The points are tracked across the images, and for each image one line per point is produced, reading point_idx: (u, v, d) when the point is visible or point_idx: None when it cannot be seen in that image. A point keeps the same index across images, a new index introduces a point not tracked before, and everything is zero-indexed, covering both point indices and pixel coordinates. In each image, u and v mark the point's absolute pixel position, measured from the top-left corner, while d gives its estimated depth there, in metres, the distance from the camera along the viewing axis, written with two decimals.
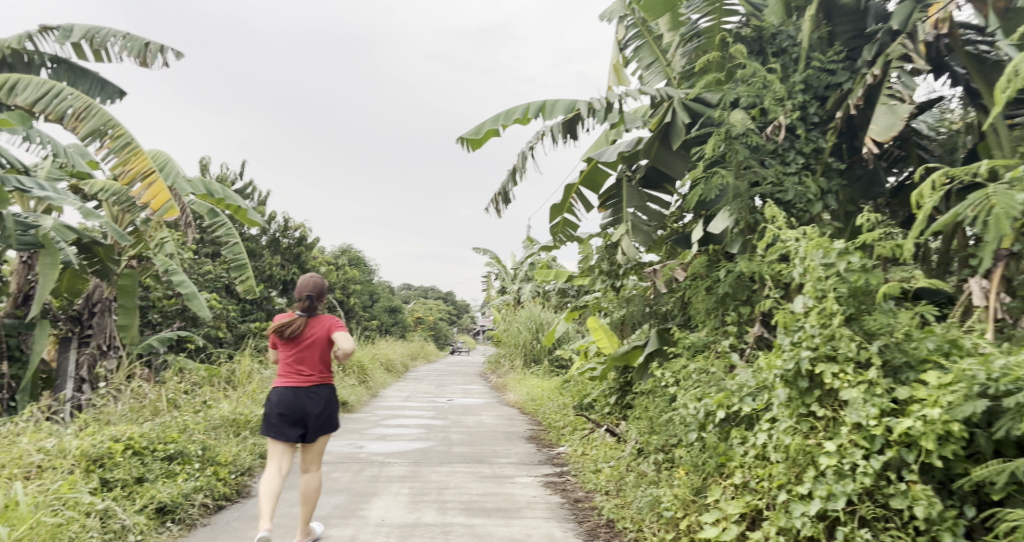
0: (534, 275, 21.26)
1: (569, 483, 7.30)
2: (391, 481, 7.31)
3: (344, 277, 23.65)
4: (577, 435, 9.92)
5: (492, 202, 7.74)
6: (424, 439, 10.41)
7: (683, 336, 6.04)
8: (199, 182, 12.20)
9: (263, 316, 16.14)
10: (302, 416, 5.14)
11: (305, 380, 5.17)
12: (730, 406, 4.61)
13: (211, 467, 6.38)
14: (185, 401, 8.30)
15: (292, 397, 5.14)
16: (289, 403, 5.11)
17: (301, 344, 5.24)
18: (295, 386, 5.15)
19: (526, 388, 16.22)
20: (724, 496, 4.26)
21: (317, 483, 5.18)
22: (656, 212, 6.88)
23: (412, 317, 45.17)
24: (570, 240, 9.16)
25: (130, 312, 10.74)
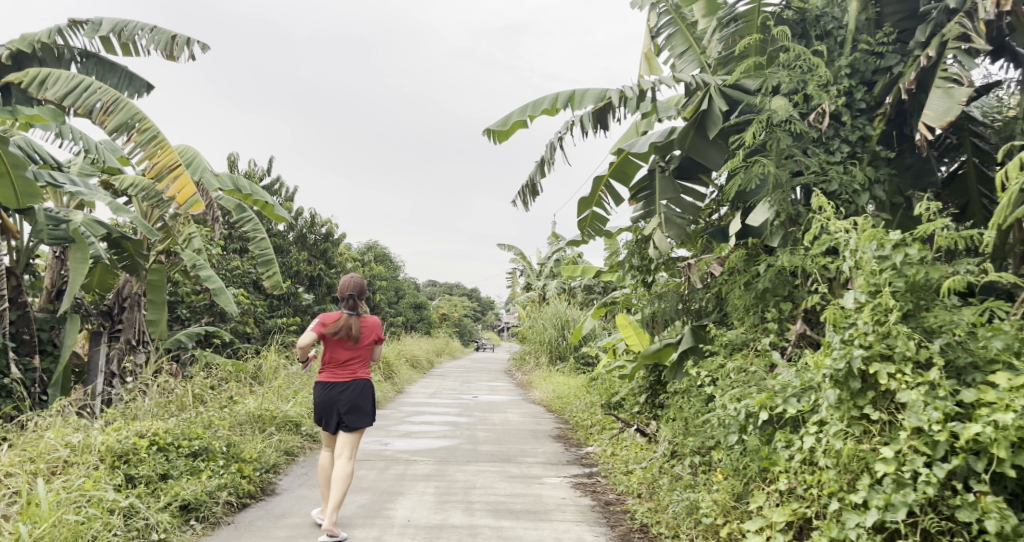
0: (560, 271, 21.05)
1: (599, 485, 7.09)
2: (418, 480, 7.16)
3: (370, 273, 23.61)
4: (606, 434, 9.72)
5: (520, 194, 7.53)
6: (450, 437, 10.26)
7: (720, 333, 5.82)
8: (226, 177, 12.14)
9: (289, 312, 16.12)
10: (337, 408, 5.53)
11: (342, 375, 5.58)
12: (774, 408, 4.38)
13: (235, 464, 6.24)
14: (211, 397, 8.20)
15: (329, 390, 5.56)
16: (326, 395, 5.55)
17: (342, 342, 5.63)
18: (332, 380, 5.58)
19: (553, 386, 16.03)
20: (769, 503, 4.04)
21: (346, 470, 5.34)
22: (691, 204, 6.63)
23: (437, 314, 45.19)
24: (598, 234, 8.94)
25: (159, 308, 10.48)
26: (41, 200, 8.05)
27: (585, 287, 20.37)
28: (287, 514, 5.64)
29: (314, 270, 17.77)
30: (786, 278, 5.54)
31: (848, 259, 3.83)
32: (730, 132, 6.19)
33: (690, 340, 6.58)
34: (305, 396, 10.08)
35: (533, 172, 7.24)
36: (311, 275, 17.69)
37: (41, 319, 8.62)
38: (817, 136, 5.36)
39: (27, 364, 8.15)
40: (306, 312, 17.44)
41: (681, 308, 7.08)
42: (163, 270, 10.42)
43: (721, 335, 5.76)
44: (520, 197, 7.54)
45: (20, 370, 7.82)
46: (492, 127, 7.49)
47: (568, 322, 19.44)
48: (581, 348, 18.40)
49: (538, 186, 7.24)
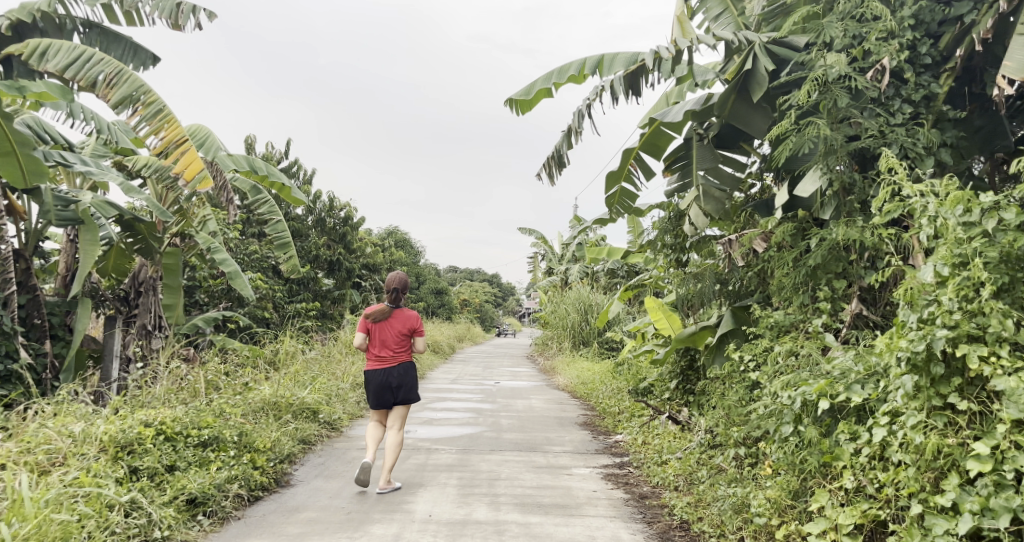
0: (582, 255, 20.57)
1: (632, 476, 6.68)
2: (439, 470, 6.80)
3: (390, 258, 23.29)
4: (636, 422, 9.29)
5: (545, 166, 7.10)
6: (473, 424, 9.90)
7: (766, 314, 5.38)
8: (242, 158, 11.83)
9: (308, 297, 15.82)
10: (389, 388, 6.32)
11: (392, 358, 6.36)
12: (836, 396, 3.95)
13: (247, 455, 5.89)
14: (225, 384, 7.89)
15: (380, 373, 6.33)
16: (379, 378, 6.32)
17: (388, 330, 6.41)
18: (383, 365, 6.35)
19: (576, 371, 15.62)
20: (834, 503, 3.63)
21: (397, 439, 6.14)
22: (731, 175, 6.19)
23: (459, 300, 45.04)
24: (626, 211, 8.49)
25: (175, 292, 10.30)
26: (47, 179, 7.70)
27: (608, 271, 19.91)
28: (302, 508, 5.30)
29: (333, 255, 17.47)
30: (841, 253, 5.09)
31: (927, 226, 3.42)
32: (775, 94, 5.76)
33: (731, 323, 6.16)
34: (323, 382, 9.75)
35: (559, 142, 6.81)
36: (330, 260, 17.39)
37: (51, 302, 8.29)
38: (877, 96, 4.92)
39: (38, 349, 7.84)
40: (325, 297, 17.15)
41: (719, 290, 6.69)
42: (179, 253, 10.24)
43: (767, 316, 5.33)
44: (545, 170, 7.11)
45: (29, 356, 7.55)
46: (515, 96, 7.06)
47: (592, 306, 19.01)
48: (605, 333, 17.97)
49: (564, 157, 6.81)
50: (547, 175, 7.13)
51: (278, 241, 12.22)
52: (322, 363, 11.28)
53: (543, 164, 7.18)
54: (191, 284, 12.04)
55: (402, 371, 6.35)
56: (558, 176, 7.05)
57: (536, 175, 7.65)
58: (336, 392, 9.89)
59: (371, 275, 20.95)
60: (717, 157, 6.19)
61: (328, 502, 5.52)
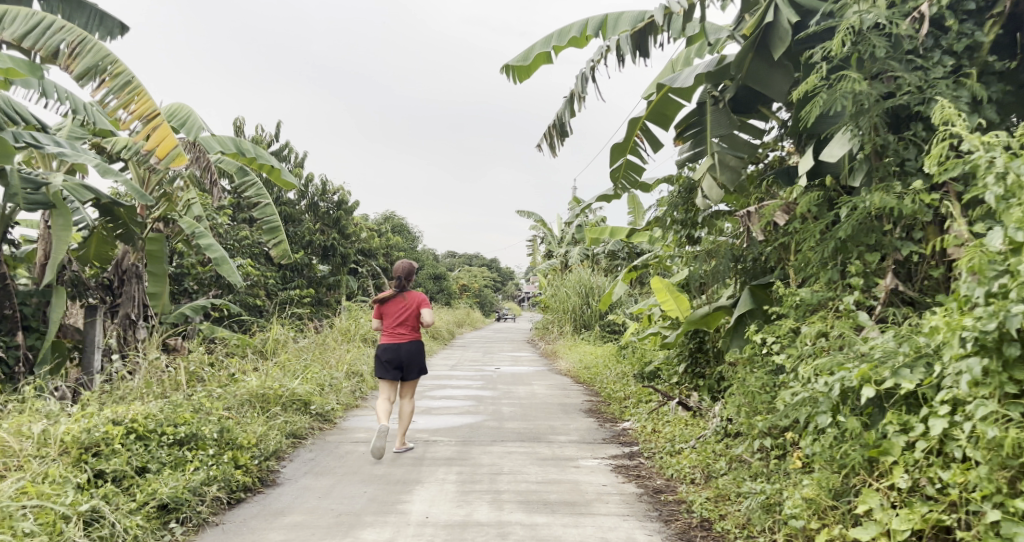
0: (582, 237, 20.09)
1: (643, 468, 6.23)
2: (438, 464, 6.36)
3: (387, 244, 22.77)
4: (643, 408, 8.85)
5: (546, 136, 6.69)
6: (473, 413, 9.45)
7: (790, 292, 4.92)
8: (228, 139, 11.30)
9: (302, 284, 15.35)
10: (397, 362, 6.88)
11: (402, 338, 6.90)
12: (882, 382, 3.50)
13: (229, 453, 5.43)
14: (209, 377, 7.42)
15: (390, 347, 6.90)
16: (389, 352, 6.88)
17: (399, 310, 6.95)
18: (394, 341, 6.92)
19: (579, 356, 15.16)
20: (885, 506, 3.20)
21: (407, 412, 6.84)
22: (748, 142, 5.76)
23: (458, 285, 44.68)
24: (633, 187, 8.02)
25: (161, 279, 9.77)
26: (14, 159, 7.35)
27: (609, 253, 19.41)
28: (288, 511, 4.84)
29: (327, 240, 16.96)
30: (875, 224, 4.64)
31: (995, 185, 2.97)
32: (798, 51, 5.31)
33: (749, 303, 5.72)
34: (316, 372, 9.29)
35: (562, 111, 6.42)
36: (324, 245, 16.91)
37: (22, 292, 7.74)
38: (915, 47, 4.50)
39: (8, 342, 7.38)
40: (319, 284, 16.67)
41: (734, 267, 6.23)
42: (163, 239, 9.62)
43: (792, 295, 4.88)
44: (546, 140, 6.70)
45: None
46: (512, 63, 6.58)
47: (593, 289, 18.55)
48: (607, 316, 17.52)
49: (566, 126, 6.40)
50: (548, 144, 6.72)
51: (266, 225, 11.74)
52: (315, 352, 10.81)
53: (544, 133, 6.77)
54: (177, 271, 11.54)
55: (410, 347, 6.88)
56: (559, 146, 6.66)
57: (536, 146, 7.23)
58: (329, 382, 9.43)
59: (367, 261, 20.46)
60: (733, 123, 5.75)
61: (317, 503, 5.06)
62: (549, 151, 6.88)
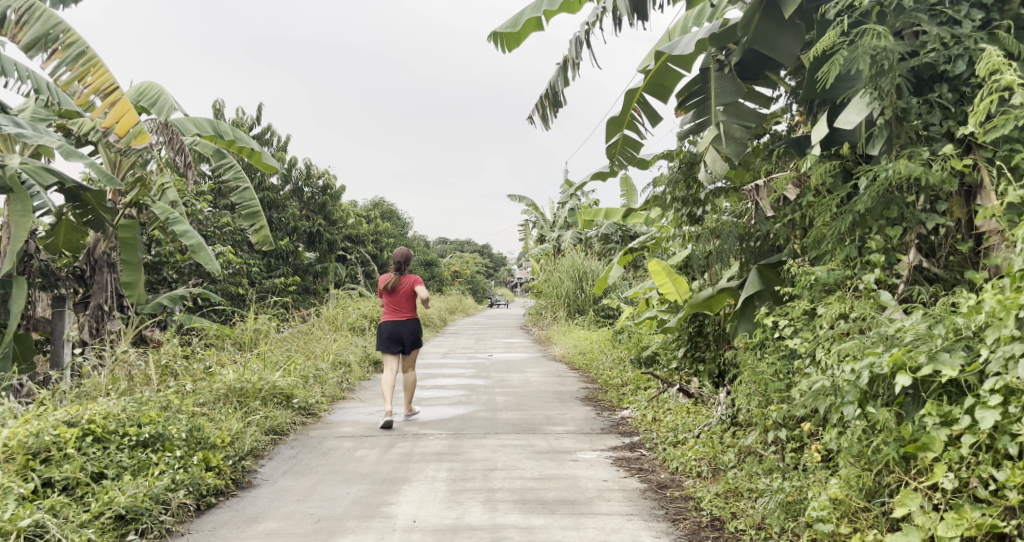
0: (575, 221, 19.68)
1: (646, 460, 5.86)
2: (427, 460, 5.97)
3: (376, 230, 22.32)
4: (643, 395, 8.47)
5: (539, 108, 6.43)
6: (465, 403, 9.07)
7: (805, 271, 4.51)
8: (204, 121, 10.86)
9: (287, 272, 14.90)
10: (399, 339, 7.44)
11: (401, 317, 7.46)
12: (917, 368, 3.12)
13: (199, 453, 5.05)
14: (183, 371, 7.03)
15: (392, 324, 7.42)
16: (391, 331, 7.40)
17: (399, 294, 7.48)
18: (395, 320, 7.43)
19: (573, 341, 14.80)
20: (927, 509, 2.83)
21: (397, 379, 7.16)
22: (754, 111, 5.38)
23: (449, 272, 44.31)
24: (630, 163, 7.62)
25: (135, 268, 9.27)
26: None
27: (603, 237, 19.01)
28: (262, 517, 4.45)
29: (312, 227, 16.53)
30: (895, 196, 4.23)
31: None
32: (810, 10, 4.94)
33: (757, 284, 5.33)
34: (299, 363, 8.89)
35: (554, 80, 6.14)
36: (310, 231, 16.48)
37: None
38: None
39: None
40: (306, 272, 16.26)
41: (740, 246, 5.85)
42: (135, 225, 9.19)
43: (806, 274, 4.49)
44: (537, 112, 6.46)
45: None
46: (500, 30, 6.17)
47: (587, 273, 18.17)
48: (602, 301, 17.17)
49: (558, 96, 6.12)
50: (541, 117, 6.46)
51: (246, 210, 11.37)
52: (299, 342, 10.39)
53: (537, 105, 6.51)
54: (154, 260, 11.08)
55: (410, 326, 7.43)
56: (551, 117, 6.40)
57: (529, 119, 6.91)
58: (314, 373, 9.03)
59: (355, 248, 20.04)
60: (738, 91, 5.36)
61: (294, 507, 4.67)
62: (542, 126, 6.62)
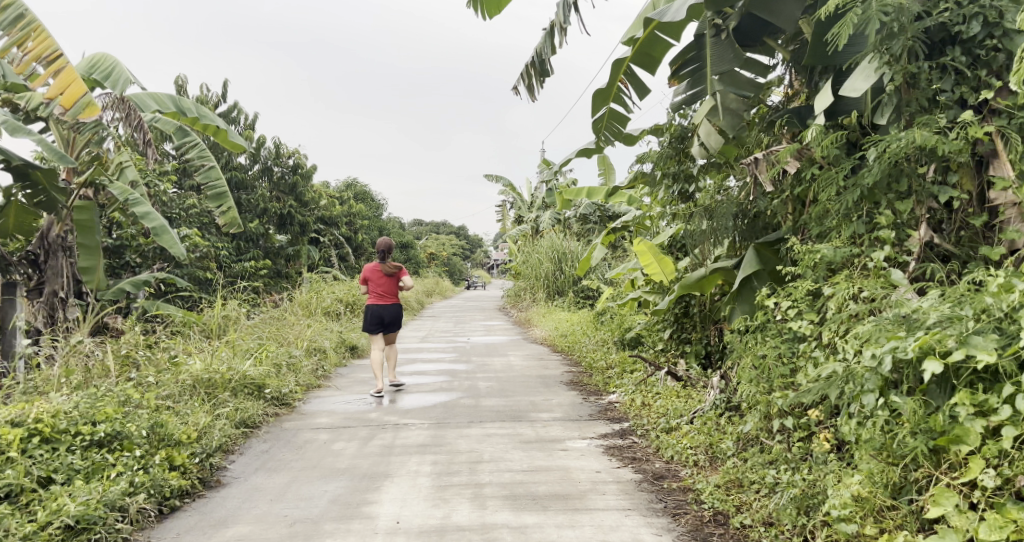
0: (552, 201, 19.39)
1: (639, 448, 5.61)
2: (410, 453, 5.67)
3: (349, 213, 21.82)
4: (630, 379, 8.22)
5: (524, 78, 6.22)
6: (446, 390, 8.76)
7: (809, 249, 4.22)
8: (166, 97, 10.70)
9: (258, 255, 14.44)
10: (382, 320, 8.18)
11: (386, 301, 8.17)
12: (946, 354, 2.85)
13: (163, 451, 4.72)
14: (145, 361, 6.65)
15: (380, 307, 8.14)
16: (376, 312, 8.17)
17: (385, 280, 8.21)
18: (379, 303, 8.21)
19: (554, 323, 14.55)
20: (963, 509, 2.64)
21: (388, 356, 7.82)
22: (751, 80, 5.11)
23: (426, 254, 43.90)
24: (616, 139, 7.35)
25: (94, 253, 9.05)
26: None
27: (581, 217, 18.78)
28: (231, 521, 4.13)
29: (283, 209, 16.07)
30: (906, 167, 3.90)
31: None
32: None
33: (755, 263, 5.10)
34: (271, 350, 8.54)
35: (541, 47, 5.87)
36: (281, 213, 16.02)
37: None
38: None
39: None
40: (278, 255, 15.82)
41: (735, 224, 5.59)
42: (92, 208, 8.99)
43: (811, 253, 4.21)
44: (523, 82, 6.24)
45: None
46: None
47: (566, 255, 17.90)
48: (581, 282, 16.92)
49: (545, 65, 5.90)
50: (527, 86, 6.24)
51: (212, 191, 10.96)
52: (271, 328, 10.00)
53: (523, 74, 6.29)
54: (117, 245, 10.61)
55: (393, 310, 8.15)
56: (537, 86, 6.19)
57: (514, 89, 6.63)
58: (287, 360, 8.66)
59: (328, 231, 19.61)
60: (735, 58, 5.06)
61: (267, 508, 4.34)
62: (529, 96, 6.41)
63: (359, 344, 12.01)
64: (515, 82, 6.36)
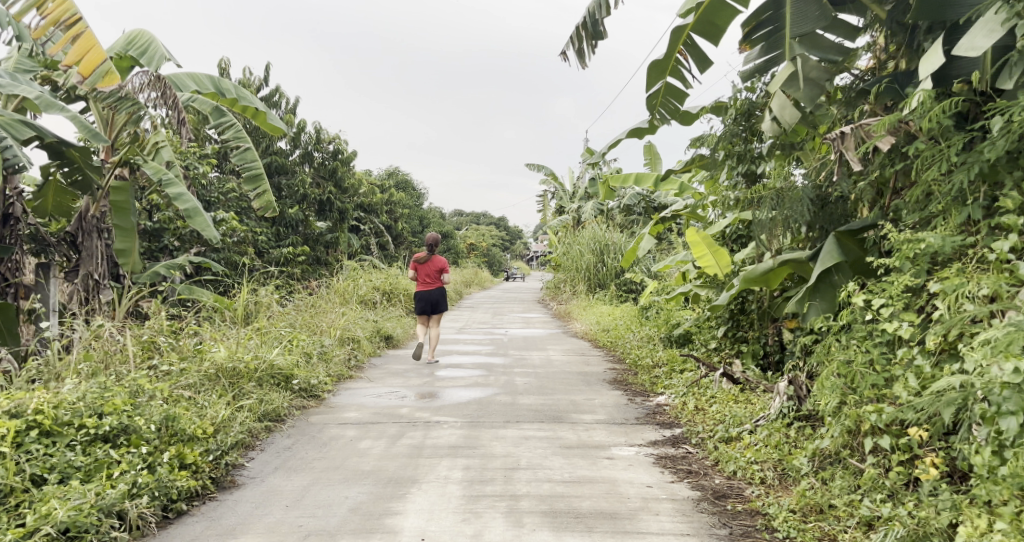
0: (595, 191, 18.75)
1: (694, 460, 5.03)
2: (441, 455, 5.20)
3: (389, 200, 21.43)
4: (679, 379, 7.63)
5: (574, 42, 5.74)
6: (482, 385, 8.26)
7: (912, 236, 3.63)
8: (206, 78, 10.56)
9: (295, 241, 14.19)
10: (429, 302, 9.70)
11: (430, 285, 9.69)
12: None
13: (175, 446, 4.26)
14: (168, 347, 6.25)
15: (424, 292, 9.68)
16: (421, 297, 9.68)
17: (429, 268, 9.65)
18: (424, 288, 9.66)
19: (596, 317, 13.98)
20: None
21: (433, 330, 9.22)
22: (838, 44, 4.68)
23: (466, 244, 43.65)
24: (672, 117, 6.82)
25: (130, 235, 8.78)
26: None
27: (625, 207, 18.15)
28: (240, 531, 3.68)
29: (322, 195, 15.77)
30: None
31: None
32: None
33: (835, 255, 4.55)
34: (303, 338, 8.15)
35: (594, 8, 5.39)
36: (320, 199, 15.73)
37: None
38: None
39: None
40: (317, 242, 15.53)
41: (812, 209, 5.02)
42: (129, 188, 8.72)
43: (913, 241, 3.62)
44: (573, 46, 5.77)
45: None
46: None
47: (608, 246, 17.30)
48: (624, 275, 16.29)
49: (598, 26, 5.41)
50: (577, 52, 5.77)
51: (247, 173, 10.61)
52: (303, 316, 9.64)
53: (572, 37, 5.79)
54: (155, 227, 10.38)
55: (436, 293, 9.66)
56: (588, 50, 5.68)
57: (561, 55, 6.13)
58: (318, 350, 8.26)
59: (367, 218, 19.31)
60: (821, 17, 4.61)
61: (280, 517, 3.88)
62: (579, 62, 5.97)
63: (394, 334, 11.60)
64: (564, 47, 5.88)
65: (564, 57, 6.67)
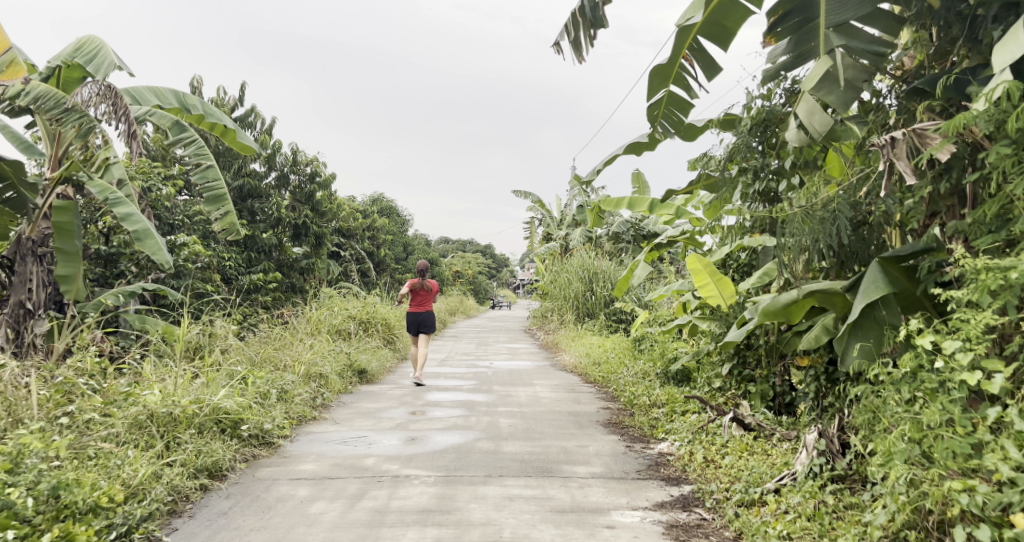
0: (584, 218, 18.01)
1: (712, 530, 4.19)
2: (408, 523, 4.32)
3: (371, 226, 20.62)
4: (683, 423, 6.81)
5: (570, 30, 5.44)
6: (462, 428, 7.35)
7: (997, 262, 2.88)
8: (169, 92, 9.83)
9: (266, 267, 13.30)
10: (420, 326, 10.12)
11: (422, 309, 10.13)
12: None
13: (60, 524, 3.38)
14: (93, 388, 5.37)
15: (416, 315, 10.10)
16: (413, 320, 10.10)
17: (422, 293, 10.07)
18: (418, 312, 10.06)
19: (585, 349, 13.14)
20: None
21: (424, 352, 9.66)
22: (882, 39, 4.01)
23: (452, 272, 42.95)
24: (676, 130, 6.11)
25: (74, 260, 7.91)
26: None
27: (614, 234, 17.41)
28: None
29: (298, 218, 14.87)
30: None
31: None
32: None
33: (882, 286, 3.79)
34: (260, 376, 7.26)
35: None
36: (295, 223, 14.88)
37: None
38: None
39: None
40: (290, 268, 14.65)
41: (847, 229, 4.29)
42: (72, 208, 7.87)
43: (1000, 269, 2.87)
44: (569, 34, 5.46)
45: None
46: None
47: (598, 274, 16.52)
48: (614, 304, 15.49)
49: (596, 12, 5.11)
50: (573, 40, 5.46)
51: (209, 193, 9.79)
52: (266, 349, 8.74)
53: (568, 25, 5.49)
54: (110, 252, 9.47)
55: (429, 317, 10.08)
56: (583, 39, 5.39)
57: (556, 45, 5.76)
58: (277, 389, 7.36)
59: (347, 244, 18.50)
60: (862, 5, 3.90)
61: None
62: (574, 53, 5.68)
63: (369, 368, 10.68)
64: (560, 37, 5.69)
65: (557, 49, 6.20)
